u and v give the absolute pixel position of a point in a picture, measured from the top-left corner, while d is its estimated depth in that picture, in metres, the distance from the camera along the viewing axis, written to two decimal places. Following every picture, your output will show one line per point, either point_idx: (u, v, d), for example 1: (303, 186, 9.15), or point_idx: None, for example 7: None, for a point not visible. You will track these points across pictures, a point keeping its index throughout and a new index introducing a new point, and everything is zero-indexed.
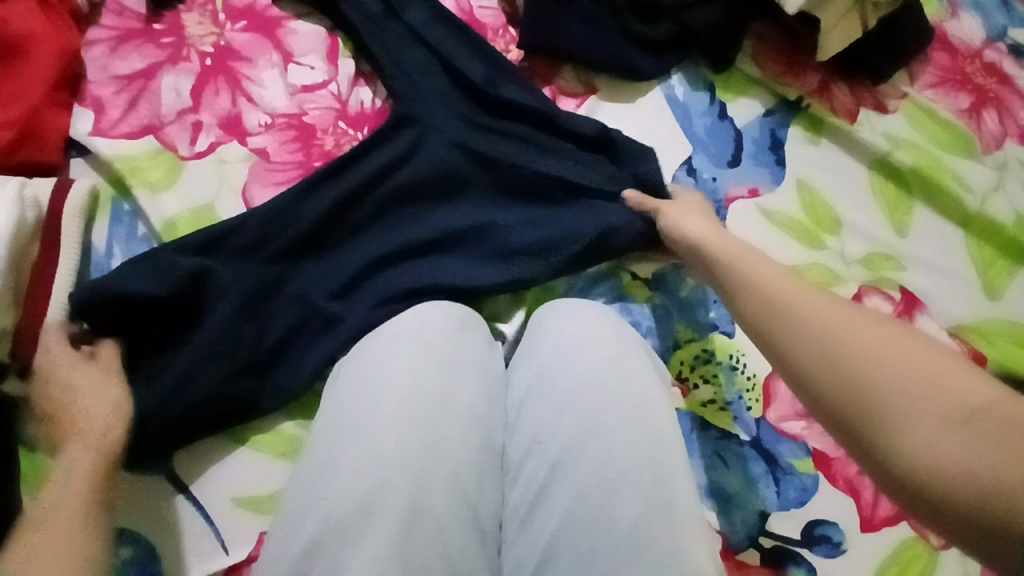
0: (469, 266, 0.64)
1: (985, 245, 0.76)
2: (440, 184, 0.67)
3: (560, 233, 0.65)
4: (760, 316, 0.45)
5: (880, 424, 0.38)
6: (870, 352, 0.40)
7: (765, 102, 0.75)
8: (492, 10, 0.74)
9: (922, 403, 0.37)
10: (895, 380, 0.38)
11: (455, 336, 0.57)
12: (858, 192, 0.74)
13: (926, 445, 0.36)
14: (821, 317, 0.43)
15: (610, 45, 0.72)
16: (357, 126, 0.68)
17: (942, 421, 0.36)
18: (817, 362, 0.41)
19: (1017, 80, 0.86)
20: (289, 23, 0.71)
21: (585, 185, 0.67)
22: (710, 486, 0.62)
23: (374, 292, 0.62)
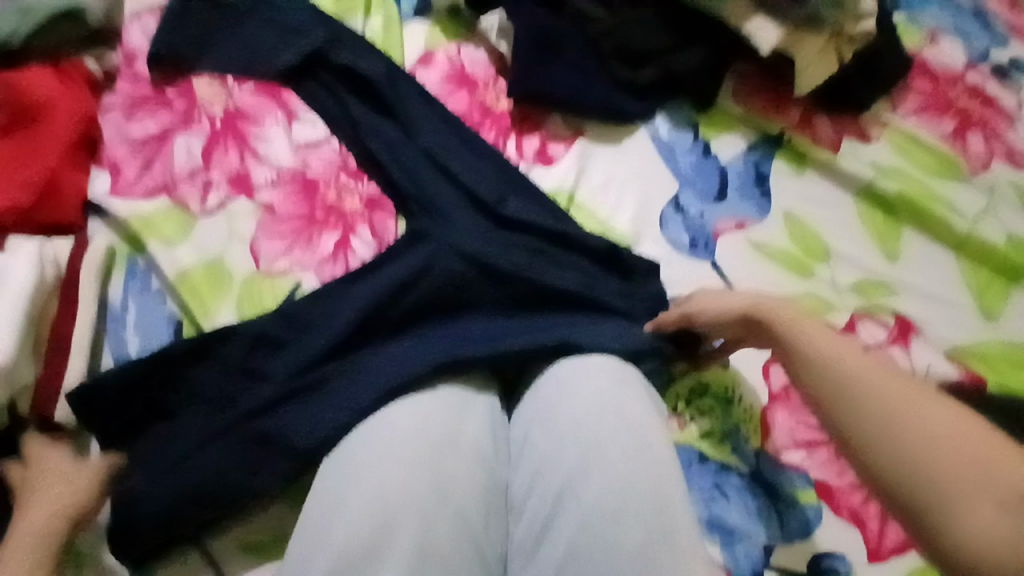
0: (469, 353, 0.59)
1: (978, 267, 0.76)
2: (450, 294, 0.64)
3: (571, 337, 0.62)
4: (826, 391, 0.50)
5: (939, 501, 0.42)
6: (939, 436, 0.44)
7: (749, 137, 0.78)
8: (483, 63, 0.79)
9: (990, 490, 0.41)
10: (967, 463, 0.43)
11: (465, 400, 0.58)
12: (847, 222, 0.76)
13: (977, 524, 0.41)
14: (886, 393, 0.47)
15: (597, 91, 0.75)
16: (358, 177, 0.71)
17: (997, 504, 0.41)
18: (888, 442, 0.45)
19: (1001, 101, 0.87)
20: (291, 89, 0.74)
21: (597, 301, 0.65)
22: (712, 519, 0.62)
23: (373, 381, 0.59)
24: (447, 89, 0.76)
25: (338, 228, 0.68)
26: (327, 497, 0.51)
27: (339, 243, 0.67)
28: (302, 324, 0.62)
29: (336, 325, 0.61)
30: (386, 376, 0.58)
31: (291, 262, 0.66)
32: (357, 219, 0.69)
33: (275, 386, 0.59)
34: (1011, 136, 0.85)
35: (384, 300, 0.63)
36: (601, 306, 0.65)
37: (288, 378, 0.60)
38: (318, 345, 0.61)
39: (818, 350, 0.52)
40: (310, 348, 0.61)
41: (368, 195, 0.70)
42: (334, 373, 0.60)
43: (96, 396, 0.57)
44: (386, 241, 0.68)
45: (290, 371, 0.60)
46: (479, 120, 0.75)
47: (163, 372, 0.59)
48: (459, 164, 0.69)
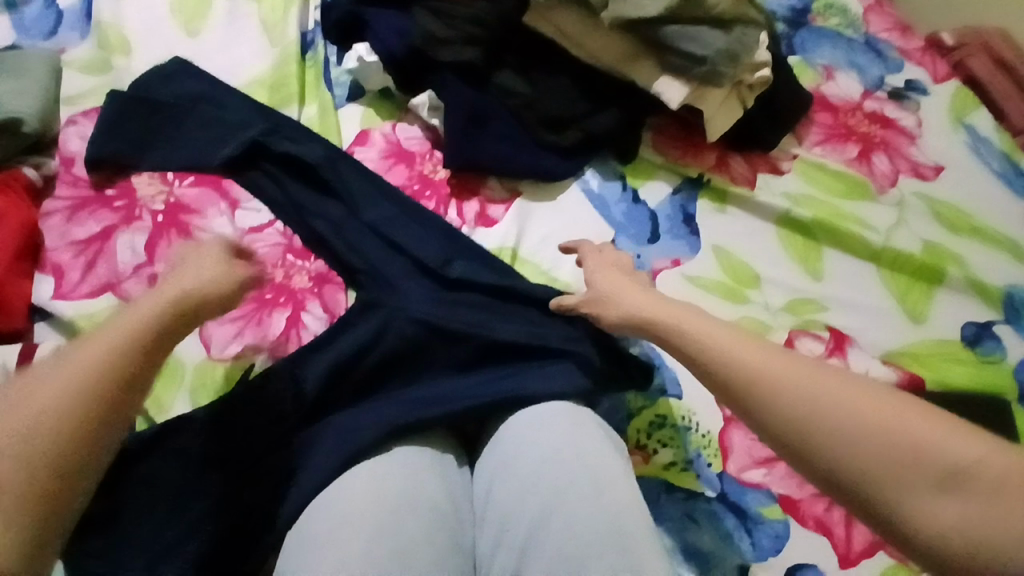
0: (425, 414, 0.61)
1: (899, 275, 0.82)
2: (405, 359, 0.66)
3: (524, 388, 0.63)
4: (756, 406, 0.51)
5: (887, 494, 0.46)
6: (859, 429, 0.47)
7: (672, 181, 0.84)
8: (418, 138, 0.83)
9: (925, 473, 0.45)
10: (889, 450, 0.46)
11: (425, 462, 0.59)
12: (771, 248, 0.81)
13: (920, 512, 0.45)
14: (815, 394, 0.50)
15: (526, 155, 0.81)
16: (306, 256, 0.73)
17: (933, 489, 0.44)
18: (818, 448, 0.48)
19: (899, 123, 0.96)
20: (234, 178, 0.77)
21: (548, 346, 0.66)
22: (685, 549, 0.63)
23: (332, 455, 0.58)
24: (386, 164, 0.81)
25: (288, 306, 0.70)
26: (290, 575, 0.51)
27: (290, 321, 0.69)
28: (257, 409, 0.61)
29: (291, 400, 0.62)
30: (348, 446, 0.58)
31: (243, 345, 0.67)
32: (307, 295, 0.71)
33: (234, 470, 0.59)
34: (911, 153, 0.93)
35: (338, 375, 0.63)
36: (555, 352, 0.66)
37: (247, 463, 0.59)
38: (276, 424, 0.61)
39: (734, 364, 0.53)
40: (267, 428, 0.61)
41: (316, 272, 0.72)
42: (296, 451, 0.60)
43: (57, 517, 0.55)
44: (337, 312, 0.70)
45: (248, 455, 0.60)
46: (420, 190, 0.80)
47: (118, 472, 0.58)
48: (404, 227, 0.73)
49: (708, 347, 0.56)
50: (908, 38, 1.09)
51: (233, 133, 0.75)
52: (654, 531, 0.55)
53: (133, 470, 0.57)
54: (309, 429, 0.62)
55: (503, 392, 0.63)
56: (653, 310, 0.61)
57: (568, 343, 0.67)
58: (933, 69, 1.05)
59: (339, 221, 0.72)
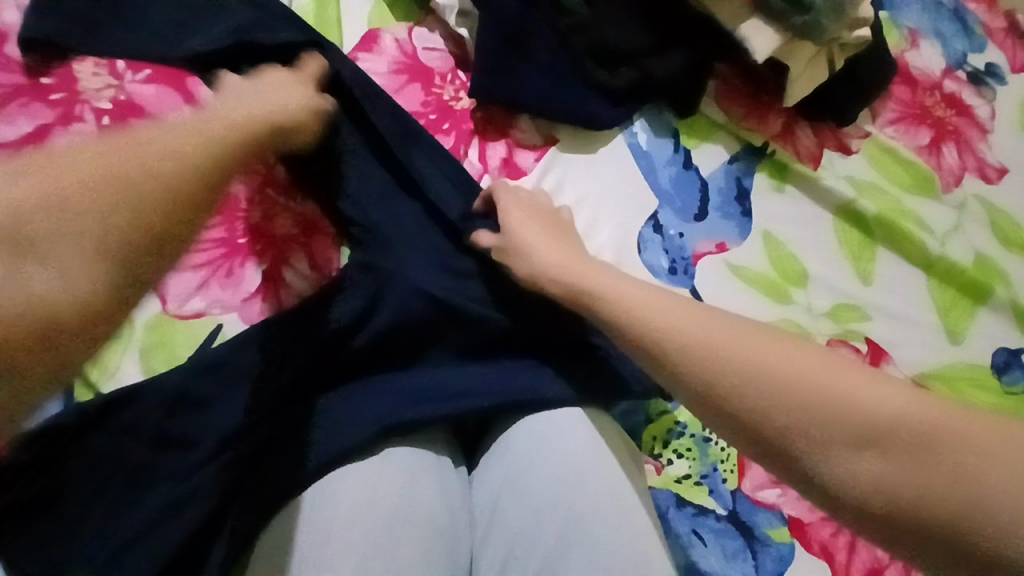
0: (427, 411, 0.53)
1: (947, 288, 0.75)
2: (407, 336, 0.56)
3: (539, 390, 0.56)
4: (668, 363, 0.44)
5: (804, 451, 0.38)
6: (768, 376, 0.40)
7: (730, 147, 0.72)
8: (439, 52, 0.68)
9: (842, 428, 0.37)
10: (801, 400, 0.39)
11: (427, 469, 0.52)
12: (824, 243, 0.72)
13: (840, 470, 0.37)
14: (719, 345, 0.42)
15: (568, 95, 0.67)
16: (290, 194, 0.60)
17: (852, 443, 0.37)
18: (720, 396, 0.41)
19: (975, 111, 0.85)
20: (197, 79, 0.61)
21: (568, 338, 0.58)
22: (687, 566, 0.59)
23: (316, 449, 0.50)
24: (397, 81, 0.65)
25: (267, 257, 0.58)
26: None
27: (268, 277, 0.57)
28: (231, 390, 0.52)
29: (271, 380, 0.52)
30: (329, 444, 0.50)
31: (207, 300, 0.56)
32: (290, 245, 0.58)
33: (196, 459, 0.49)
34: (980, 149, 0.83)
35: (324, 351, 0.54)
36: (572, 341, 0.58)
37: (217, 447, 0.50)
38: (253, 405, 0.51)
39: (634, 317, 0.47)
40: (239, 409, 0.51)
41: (303, 218, 0.60)
42: (270, 440, 0.51)
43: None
44: (326, 272, 0.58)
45: (219, 438, 0.50)
46: (436, 120, 0.65)
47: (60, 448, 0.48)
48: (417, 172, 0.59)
49: (621, 298, 0.49)
50: (993, 14, 0.94)
51: (204, 18, 0.58)
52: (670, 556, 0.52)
53: (76, 442, 0.49)
54: (285, 413, 0.52)
55: (513, 394, 0.55)
56: (582, 278, 0.52)
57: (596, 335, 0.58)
58: (1011, 55, 0.92)
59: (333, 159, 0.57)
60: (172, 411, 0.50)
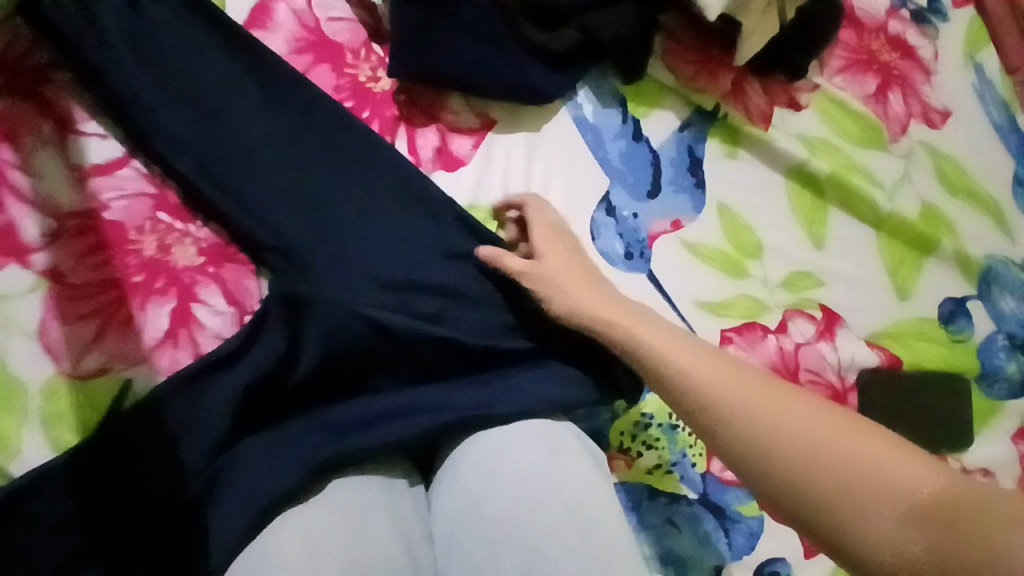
0: (372, 438, 0.48)
1: (896, 244, 0.75)
2: (344, 368, 0.51)
3: (495, 405, 0.51)
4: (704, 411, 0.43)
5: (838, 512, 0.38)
6: (806, 434, 0.40)
7: (680, 113, 0.67)
8: (346, 22, 0.58)
9: (881, 496, 0.37)
10: (837, 461, 0.39)
11: (380, 506, 0.48)
12: (778, 210, 0.69)
13: (875, 533, 0.37)
14: (757, 400, 0.42)
15: (504, 64, 0.59)
16: (186, 216, 0.51)
17: (892, 511, 0.37)
18: (756, 448, 0.41)
19: (919, 52, 0.82)
20: (53, 76, 0.51)
21: (519, 349, 0.54)
22: (663, 554, 0.59)
23: (243, 505, 0.44)
24: (303, 62, 0.56)
25: (171, 295, 0.49)
26: None
27: (177, 318, 0.49)
28: (139, 456, 0.46)
29: (193, 438, 0.46)
30: (254, 494, 0.45)
31: (106, 355, 0.47)
32: (196, 278, 0.50)
33: (121, 537, 0.44)
34: (925, 92, 0.81)
35: (255, 395, 0.49)
36: (525, 352, 0.54)
37: (139, 520, 0.45)
38: (187, 467, 0.46)
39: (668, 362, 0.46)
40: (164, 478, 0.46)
41: (207, 242, 0.51)
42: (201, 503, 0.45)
43: None
44: (247, 305, 0.51)
45: (140, 509, 0.45)
46: (354, 107, 0.57)
47: None
48: (332, 183, 0.53)
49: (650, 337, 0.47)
50: None
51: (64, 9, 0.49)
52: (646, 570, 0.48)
53: None
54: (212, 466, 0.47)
55: (468, 410, 0.51)
56: (602, 312, 0.49)
57: (540, 343, 0.55)
58: None
59: (240, 179, 0.51)
60: (91, 484, 0.45)
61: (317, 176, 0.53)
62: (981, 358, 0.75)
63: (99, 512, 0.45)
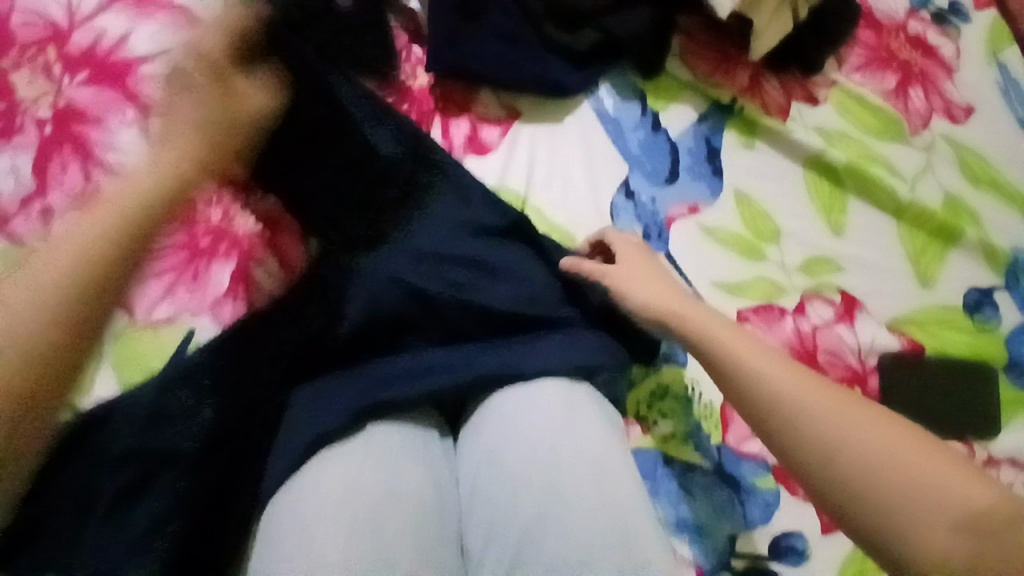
0: (404, 387, 0.53)
1: (917, 233, 0.76)
2: (382, 329, 0.56)
3: (517, 362, 0.56)
4: (762, 406, 0.47)
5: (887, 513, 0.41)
6: (875, 446, 0.43)
7: (698, 106, 0.71)
8: (391, 27, 0.65)
9: (929, 505, 0.40)
10: (905, 475, 0.41)
11: (413, 449, 0.53)
12: (796, 198, 0.72)
13: (918, 535, 0.40)
14: (818, 403, 0.45)
15: (529, 61, 0.65)
16: (246, 191, 0.60)
17: (941, 519, 0.40)
18: (822, 452, 0.44)
19: (940, 50, 0.84)
20: (142, 69, 0.60)
21: (541, 314, 0.59)
22: (680, 520, 0.62)
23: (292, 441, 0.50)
24: (352, 61, 0.63)
25: (232, 257, 0.58)
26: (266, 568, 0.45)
27: (237, 276, 0.57)
28: (203, 394, 0.53)
29: (248, 381, 0.53)
30: (303, 434, 0.50)
31: (176, 306, 0.56)
32: (253, 243, 0.58)
33: (184, 463, 0.51)
34: (948, 89, 0.83)
35: (305, 350, 0.54)
36: (546, 319, 0.59)
37: (201, 448, 0.51)
38: (242, 407, 0.53)
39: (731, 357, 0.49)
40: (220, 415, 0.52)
41: (263, 214, 0.60)
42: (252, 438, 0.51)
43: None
44: (296, 266, 0.59)
45: (203, 440, 0.52)
46: (395, 100, 0.64)
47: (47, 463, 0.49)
48: (376, 166, 0.59)
49: (709, 329, 0.52)
50: None
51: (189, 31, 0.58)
52: (657, 518, 0.51)
53: (66, 455, 0.50)
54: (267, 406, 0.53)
55: (493, 367, 0.55)
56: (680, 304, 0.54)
57: (560, 309, 0.60)
58: None
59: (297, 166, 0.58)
60: (160, 416, 0.52)
61: (366, 160, 0.58)
62: (1010, 349, 0.75)
63: (167, 441, 0.51)
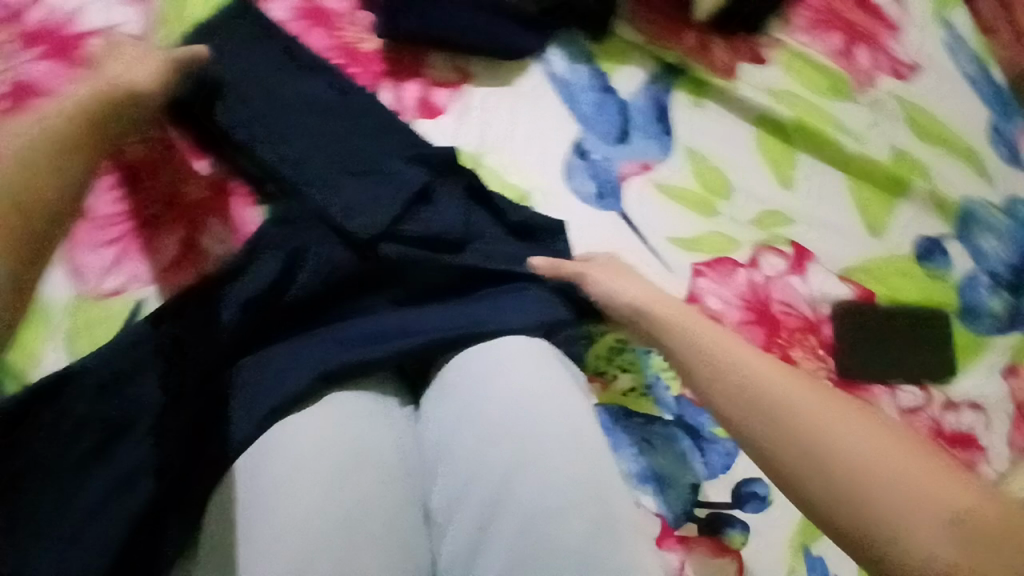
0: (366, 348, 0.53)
1: (865, 186, 0.78)
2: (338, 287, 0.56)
3: (474, 321, 0.56)
4: (732, 398, 0.43)
5: (886, 524, 0.35)
6: (870, 448, 0.38)
7: (646, 67, 0.73)
8: None
9: (931, 508, 0.35)
10: (897, 474, 0.36)
11: (371, 412, 0.52)
12: (746, 153, 0.74)
13: (926, 549, 0.34)
14: (791, 395, 0.41)
15: (478, 23, 0.66)
16: (193, 158, 0.60)
17: (944, 523, 0.35)
18: (801, 454, 0.39)
19: (883, 10, 0.87)
20: (93, 42, 0.61)
21: (497, 272, 0.59)
22: (642, 471, 0.63)
23: (251, 403, 0.50)
24: (300, 27, 0.65)
25: (179, 225, 0.58)
26: (239, 538, 0.47)
27: (184, 244, 0.57)
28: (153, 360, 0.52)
29: (200, 346, 0.53)
30: (264, 401, 0.50)
31: (124, 276, 0.56)
32: (201, 210, 0.59)
33: (141, 433, 0.50)
34: (894, 48, 0.86)
35: (263, 308, 0.54)
36: (502, 275, 0.59)
37: (157, 415, 0.50)
38: (194, 373, 0.52)
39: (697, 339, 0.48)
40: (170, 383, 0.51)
41: (210, 181, 0.60)
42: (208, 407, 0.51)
43: None
44: (244, 231, 0.59)
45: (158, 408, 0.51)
46: (344, 64, 0.64)
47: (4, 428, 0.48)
48: (329, 132, 0.59)
49: (667, 309, 0.52)
50: None
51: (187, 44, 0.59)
52: (615, 461, 0.52)
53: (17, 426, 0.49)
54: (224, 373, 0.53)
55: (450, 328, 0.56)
56: (639, 296, 0.55)
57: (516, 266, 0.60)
58: None
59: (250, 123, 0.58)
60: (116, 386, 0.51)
61: (329, 144, 0.59)
62: (960, 294, 0.76)
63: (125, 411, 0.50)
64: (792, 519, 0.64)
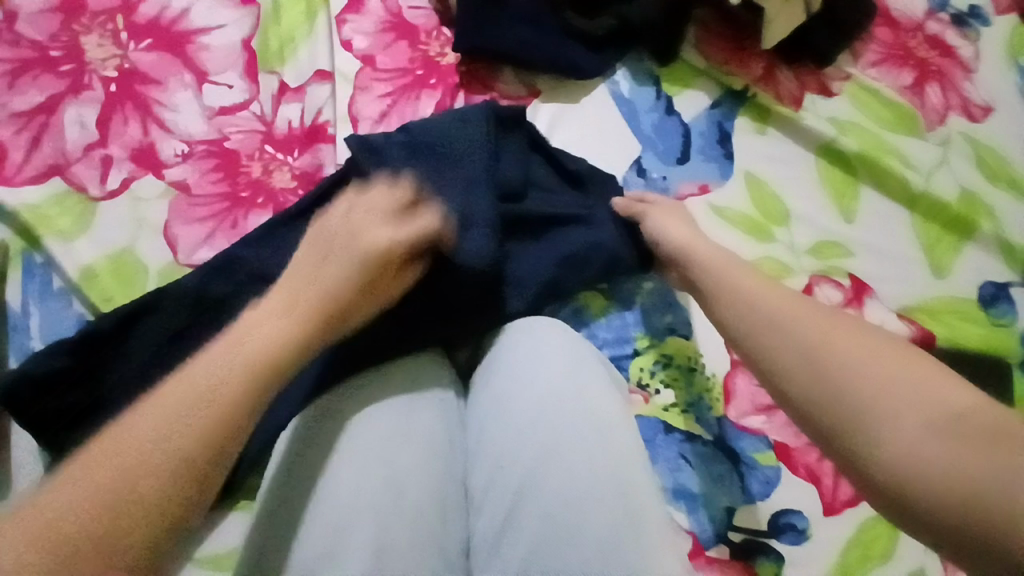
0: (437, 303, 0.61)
1: (931, 225, 0.77)
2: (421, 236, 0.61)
3: (539, 270, 0.64)
4: (744, 326, 0.48)
5: (869, 425, 0.39)
6: (863, 363, 0.41)
7: (710, 93, 0.74)
8: (424, 10, 0.71)
9: (917, 412, 0.38)
10: (884, 384, 0.40)
11: (419, 387, 0.57)
12: (807, 182, 0.74)
13: (907, 450, 0.37)
14: (798, 322, 0.46)
15: (549, 43, 0.70)
16: (287, 149, 0.64)
17: (927, 426, 0.37)
18: (798, 367, 0.43)
19: (959, 51, 0.86)
20: (200, 39, 0.67)
21: (558, 216, 0.65)
22: (676, 488, 0.63)
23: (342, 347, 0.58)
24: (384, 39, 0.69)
25: (268, 210, 0.61)
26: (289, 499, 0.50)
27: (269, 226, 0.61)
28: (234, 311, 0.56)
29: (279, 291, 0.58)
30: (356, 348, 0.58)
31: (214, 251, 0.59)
32: (286, 196, 0.62)
33: None
34: (965, 88, 0.84)
35: None
36: (570, 220, 0.66)
37: None
38: None
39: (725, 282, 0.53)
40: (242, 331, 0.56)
41: (300, 170, 0.63)
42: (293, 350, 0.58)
43: (19, 391, 0.51)
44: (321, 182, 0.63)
45: None
46: (423, 74, 0.68)
47: (79, 365, 0.53)
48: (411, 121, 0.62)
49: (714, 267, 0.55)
50: None
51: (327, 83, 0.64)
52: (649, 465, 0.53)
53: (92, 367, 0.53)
54: None
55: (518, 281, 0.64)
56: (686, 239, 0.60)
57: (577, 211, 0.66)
58: None
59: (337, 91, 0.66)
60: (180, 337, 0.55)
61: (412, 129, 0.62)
62: None
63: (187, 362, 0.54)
64: (829, 556, 0.63)
